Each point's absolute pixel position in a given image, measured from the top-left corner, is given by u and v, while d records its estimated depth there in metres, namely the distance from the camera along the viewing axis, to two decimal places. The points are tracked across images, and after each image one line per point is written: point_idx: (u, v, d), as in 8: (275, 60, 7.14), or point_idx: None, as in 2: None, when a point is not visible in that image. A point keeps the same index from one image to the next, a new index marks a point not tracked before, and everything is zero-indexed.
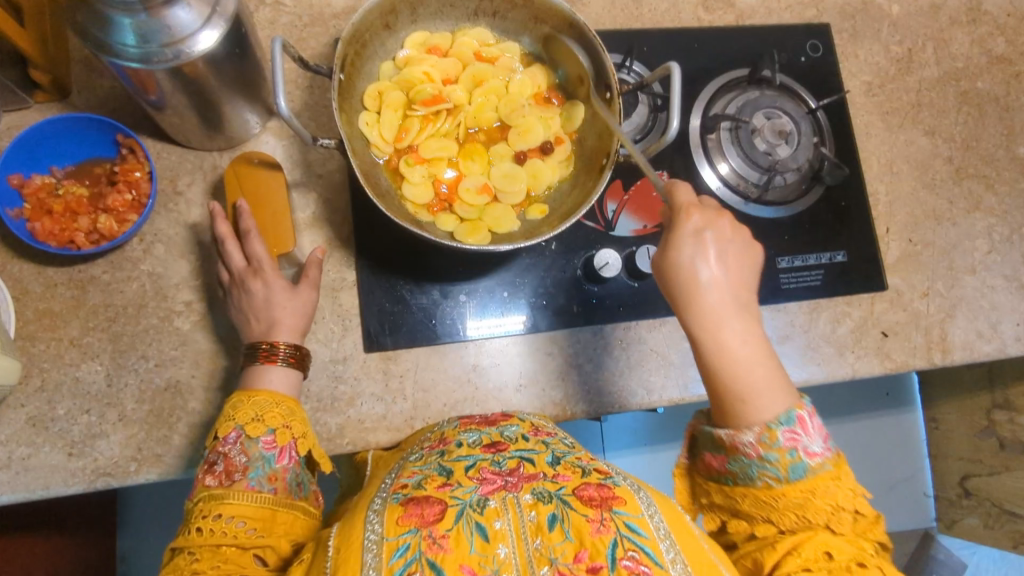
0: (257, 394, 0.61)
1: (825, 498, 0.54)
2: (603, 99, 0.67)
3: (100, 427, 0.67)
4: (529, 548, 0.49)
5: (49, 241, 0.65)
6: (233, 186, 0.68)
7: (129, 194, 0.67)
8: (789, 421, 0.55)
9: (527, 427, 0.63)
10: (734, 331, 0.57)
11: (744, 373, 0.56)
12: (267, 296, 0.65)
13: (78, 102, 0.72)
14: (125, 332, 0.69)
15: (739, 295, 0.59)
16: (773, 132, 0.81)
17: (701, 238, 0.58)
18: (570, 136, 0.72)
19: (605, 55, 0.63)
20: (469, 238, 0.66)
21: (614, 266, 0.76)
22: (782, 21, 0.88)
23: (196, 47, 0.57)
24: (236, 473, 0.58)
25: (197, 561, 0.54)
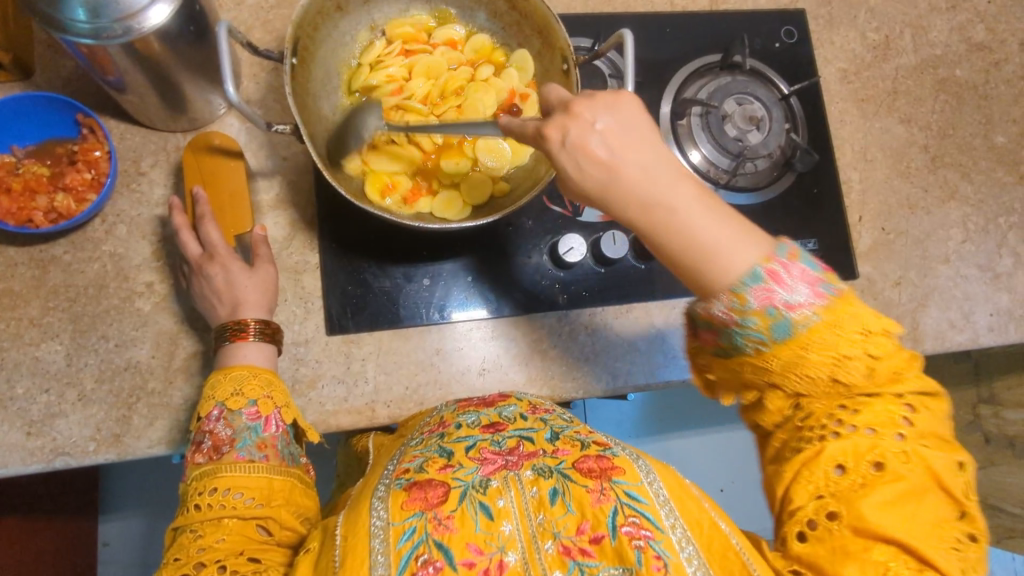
0: (233, 369, 0.62)
1: (822, 350, 0.46)
2: (559, 71, 0.66)
3: (60, 406, 0.67)
4: (533, 524, 0.49)
5: (6, 219, 0.64)
6: (192, 169, 0.68)
7: (88, 173, 0.67)
8: (757, 277, 0.45)
9: (526, 406, 0.62)
10: (670, 208, 0.44)
11: (698, 250, 0.45)
12: (228, 278, 0.65)
13: (41, 82, 0.72)
14: (86, 312, 0.69)
15: (657, 173, 0.43)
16: (744, 118, 0.81)
17: (576, 138, 0.43)
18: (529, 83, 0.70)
19: (559, 24, 0.63)
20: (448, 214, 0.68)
21: (578, 251, 0.75)
22: (757, 7, 0.87)
23: (148, 23, 0.57)
24: (224, 446, 0.59)
25: (200, 537, 0.54)
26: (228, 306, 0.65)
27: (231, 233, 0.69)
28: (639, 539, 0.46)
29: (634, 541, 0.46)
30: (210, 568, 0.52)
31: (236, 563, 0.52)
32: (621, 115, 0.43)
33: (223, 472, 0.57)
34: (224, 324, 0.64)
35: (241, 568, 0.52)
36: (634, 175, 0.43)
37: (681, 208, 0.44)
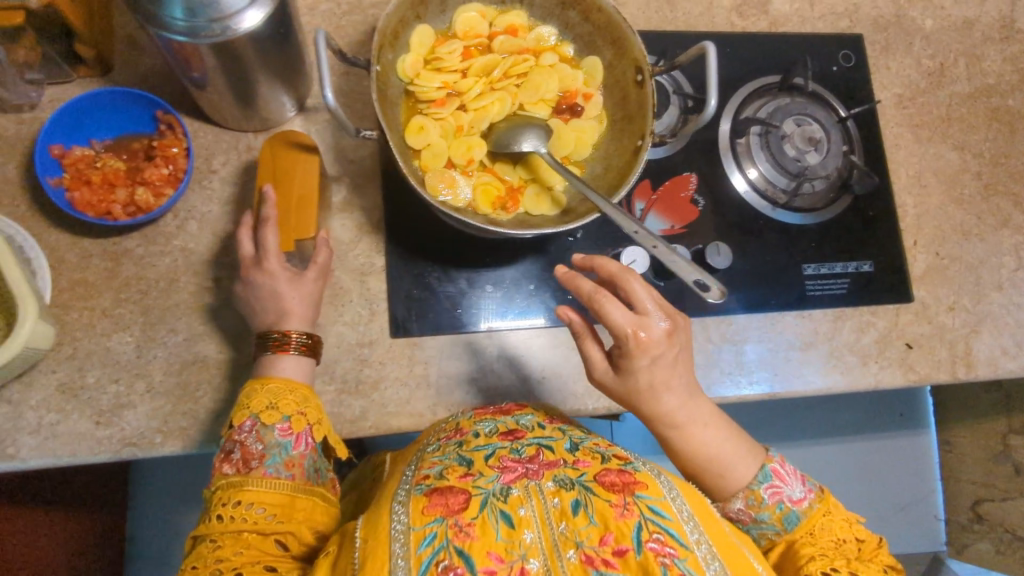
0: (268, 381, 0.63)
1: (823, 535, 0.60)
2: (633, 81, 0.67)
3: (129, 397, 0.68)
4: (555, 532, 0.50)
5: (86, 211, 0.65)
6: (268, 169, 0.69)
7: (166, 168, 0.68)
8: (767, 476, 0.62)
9: (542, 416, 0.64)
10: (695, 422, 0.61)
11: (715, 459, 0.62)
12: (274, 286, 0.66)
13: (119, 78, 0.73)
14: (156, 305, 0.70)
15: (695, 397, 0.61)
16: (803, 139, 0.81)
17: (657, 361, 0.59)
18: (593, 84, 0.70)
19: (636, 36, 0.64)
20: (535, 211, 0.68)
21: (640, 263, 0.76)
22: (815, 30, 0.89)
23: (242, 25, 0.59)
24: (253, 460, 0.60)
25: (219, 548, 0.56)
26: (273, 314, 0.66)
27: (293, 238, 0.68)
28: (665, 556, 0.48)
29: (659, 557, 0.48)
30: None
31: (255, 574, 0.55)
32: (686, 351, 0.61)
33: (252, 483, 0.59)
34: (268, 334, 0.66)
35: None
36: (679, 394, 0.60)
37: (704, 425, 0.62)
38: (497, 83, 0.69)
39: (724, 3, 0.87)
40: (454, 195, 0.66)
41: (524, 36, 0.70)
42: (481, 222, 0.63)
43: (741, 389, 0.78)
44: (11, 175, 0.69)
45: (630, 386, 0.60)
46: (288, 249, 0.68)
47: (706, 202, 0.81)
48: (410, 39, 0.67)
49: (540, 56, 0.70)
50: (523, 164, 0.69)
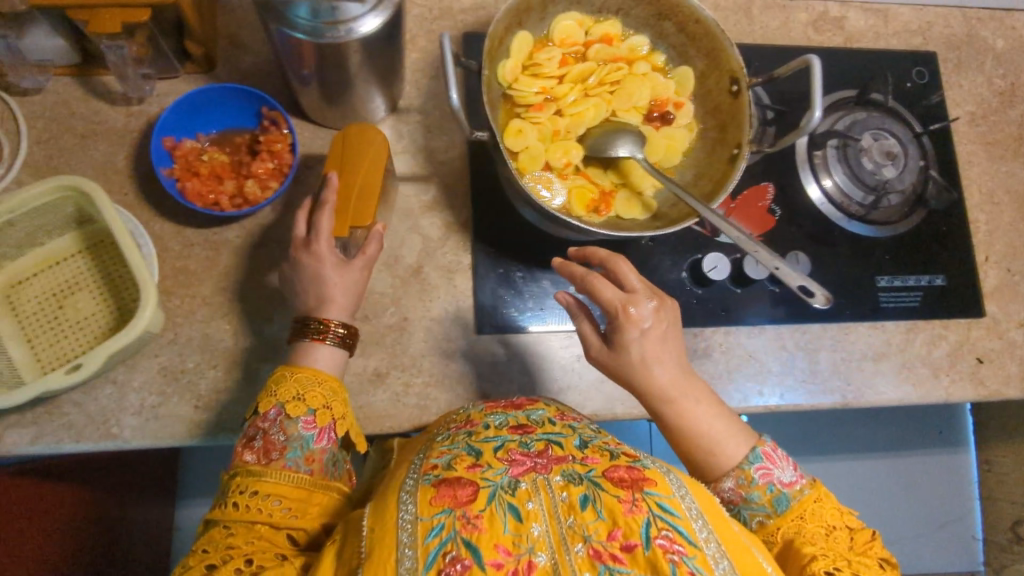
0: (302, 371, 0.61)
1: (814, 520, 0.58)
2: (727, 92, 0.68)
3: (227, 383, 0.70)
4: (563, 526, 0.47)
5: (196, 201, 0.67)
6: (336, 161, 0.67)
7: (272, 162, 0.70)
8: (758, 457, 0.60)
9: (554, 411, 0.62)
10: (687, 399, 0.61)
11: (704, 435, 0.60)
12: (319, 269, 0.64)
13: (221, 75, 0.76)
14: (254, 294, 0.72)
15: (686, 373, 0.62)
16: (881, 153, 0.83)
17: (645, 331, 0.61)
18: (684, 92, 0.72)
19: (734, 48, 0.66)
20: (627, 215, 0.70)
21: (721, 269, 0.78)
22: (890, 47, 0.90)
23: (355, 33, 0.61)
24: (275, 452, 0.57)
25: (231, 536, 0.54)
26: (313, 298, 0.64)
27: (349, 225, 0.66)
28: (673, 554, 0.44)
29: (668, 554, 0.44)
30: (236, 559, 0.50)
31: (264, 557, 0.51)
32: (675, 327, 0.63)
33: (271, 471, 0.56)
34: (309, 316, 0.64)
35: (266, 563, 0.51)
36: (669, 368, 0.61)
37: (693, 402, 0.61)
38: (591, 90, 0.70)
39: (801, 18, 0.89)
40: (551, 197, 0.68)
41: (618, 44, 0.72)
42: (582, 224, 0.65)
43: (814, 397, 0.80)
44: (120, 165, 0.72)
45: (624, 360, 0.61)
46: (344, 234, 0.66)
47: (783, 212, 0.82)
48: (512, 45, 0.68)
49: (633, 65, 0.72)
50: (614, 169, 0.71)
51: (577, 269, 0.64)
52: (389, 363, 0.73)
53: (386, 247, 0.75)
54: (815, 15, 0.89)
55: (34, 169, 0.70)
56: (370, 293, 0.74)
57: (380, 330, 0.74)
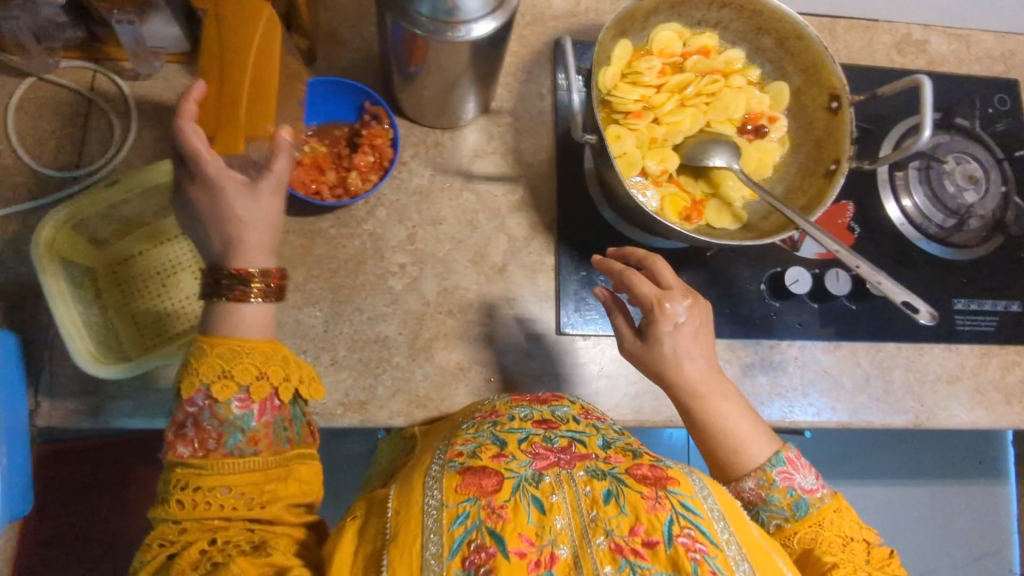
0: (221, 343, 0.52)
1: (834, 529, 0.56)
2: (824, 108, 0.69)
3: (315, 368, 0.71)
4: (585, 519, 0.48)
5: (299, 189, 0.69)
6: (210, 65, 0.58)
7: (372, 156, 0.71)
8: (781, 461, 0.58)
9: (579, 410, 0.63)
10: (716, 395, 0.61)
11: (730, 431, 0.59)
12: (215, 200, 0.53)
13: (321, 68, 0.77)
14: (344, 284, 0.73)
15: (716, 371, 0.62)
16: (964, 177, 0.84)
17: (679, 326, 0.61)
18: (777, 107, 0.73)
19: (837, 65, 0.67)
20: (717, 224, 0.71)
21: (803, 282, 0.80)
22: (972, 72, 0.90)
23: (469, 35, 0.61)
24: (211, 441, 0.50)
25: (183, 533, 0.47)
26: (219, 243, 0.54)
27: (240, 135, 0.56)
28: (695, 552, 0.46)
29: (690, 553, 0.46)
30: (200, 540, 0.47)
31: (230, 533, 0.47)
32: (708, 326, 0.63)
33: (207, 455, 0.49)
34: (219, 269, 0.54)
35: (234, 537, 0.47)
36: (699, 363, 0.61)
37: (721, 399, 0.61)
38: (686, 100, 0.71)
39: (885, 40, 0.90)
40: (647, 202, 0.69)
41: (714, 57, 0.73)
42: (680, 230, 0.66)
43: (888, 416, 0.79)
44: None
45: (655, 353, 0.61)
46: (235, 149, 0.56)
47: (862, 230, 0.84)
48: (614, 52, 0.68)
49: (727, 79, 0.73)
50: (704, 179, 0.72)
51: (615, 265, 0.65)
52: (472, 359, 0.74)
53: (474, 244, 0.77)
54: (899, 37, 0.90)
55: (142, 151, 0.72)
56: (456, 289, 0.75)
57: (464, 325, 0.75)
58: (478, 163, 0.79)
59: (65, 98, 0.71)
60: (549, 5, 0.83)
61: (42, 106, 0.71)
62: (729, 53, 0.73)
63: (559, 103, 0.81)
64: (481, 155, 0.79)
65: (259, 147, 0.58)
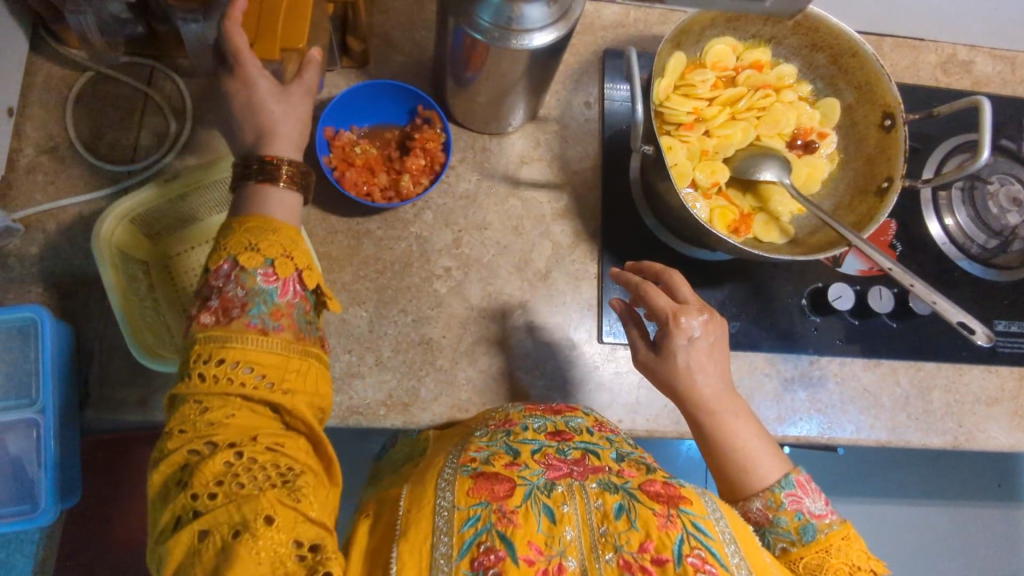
0: (250, 221, 0.49)
1: (839, 557, 0.52)
2: (877, 125, 0.70)
3: (359, 368, 0.71)
4: (595, 534, 0.49)
5: (350, 190, 0.70)
6: None
7: (424, 159, 0.72)
8: (790, 484, 0.54)
9: (592, 422, 0.63)
10: (729, 412, 0.56)
11: (741, 451, 0.55)
12: (251, 97, 0.53)
13: (373, 71, 0.78)
14: (390, 285, 0.74)
15: (728, 386, 0.57)
16: (1008, 199, 0.84)
17: (694, 341, 0.57)
18: (827, 124, 0.74)
19: (893, 83, 0.67)
20: (765, 238, 0.71)
21: (846, 298, 0.79)
22: (1017, 93, 0.90)
23: (530, 44, 0.62)
24: (234, 310, 0.47)
25: (207, 412, 0.45)
26: (250, 134, 0.53)
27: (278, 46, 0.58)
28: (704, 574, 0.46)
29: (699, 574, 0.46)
30: (224, 450, 0.43)
31: (256, 449, 0.43)
32: (722, 342, 0.59)
33: (231, 334, 0.46)
34: (250, 156, 0.52)
35: (259, 458, 0.43)
36: (712, 378, 0.57)
37: (734, 417, 0.56)
38: (738, 114, 0.72)
39: (930, 59, 0.90)
40: (697, 213, 0.69)
41: (766, 72, 0.74)
42: (732, 242, 0.66)
43: (926, 436, 0.79)
44: None
45: (666, 366, 0.57)
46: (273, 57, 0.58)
47: (904, 248, 0.83)
48: (668, 63, 0.68)
49: (779, 94, 0.74)
50: (753, 193, 0.72)
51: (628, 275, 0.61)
52: (514, 364, 0.74)
53: (518, 250, 0.77)
54: (944, 57, 0.90)
55: (196, 147, 0.73)
56: (500, 294, 0.76)
57: (507, 330, 0.75)
58: (524, 170, 0.79)
59: (123, 92, 0.73)
60: (598, 15, 0.84)
61: (99, 100, 0.72)
62: (781, 70, 0.74)
63: (606, 112, 0.81)
64: (528, 161, 0.79)
65: (292, 59, 0.60)
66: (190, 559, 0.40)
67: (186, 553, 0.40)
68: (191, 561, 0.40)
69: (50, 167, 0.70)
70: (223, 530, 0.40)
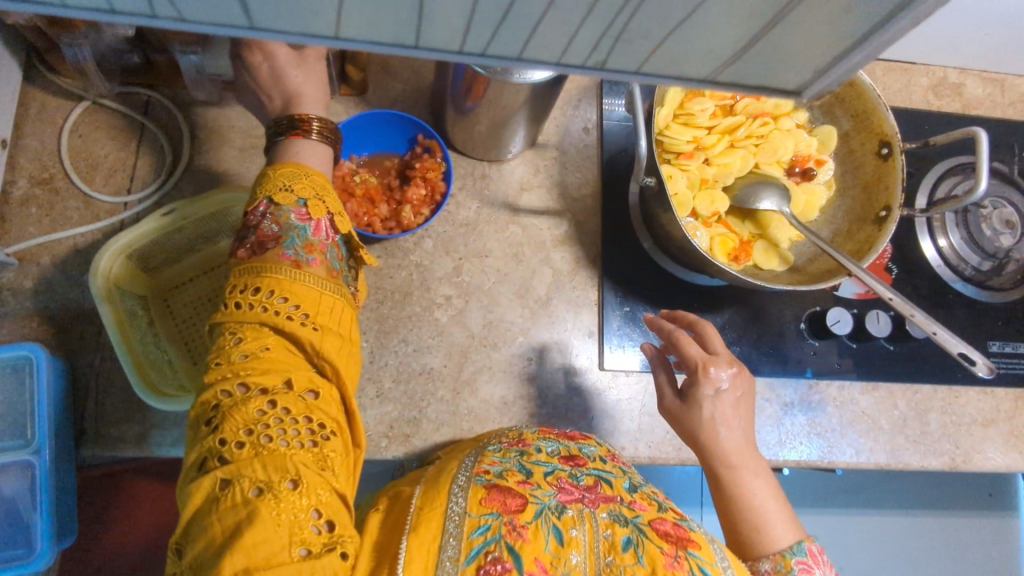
0: (287, 164, 0.51)
1: None
2: (874, 154, 0.70)
3: (359, 400, 0.70)
4: (601, 563, 0.48)
5: (351, 221, 0.70)
6: None
7: (425, 190, 0.72)
8: (802, 552, 0.53)
9: (605, 450, 0.63)
10: (751, 468, 0.57)
11: (755, 509, 0.56)
12: (274, 69, 0.52)
13: (372, 99, 0.78)
14: (390, 315, 0.73)
15: (750, 443, 0.58)
16: (1001, 221, 0.86)
17: (720, 393, 0.59)
18: (824, 152, 0.75)
19: (889, 113, 0.67)
20: (765, 265, 0.72)
21: (844, 323, 0.79)
22: (1005, 116, 0.92)
23: (525, 78, 0.60)
24: (269, 243, 0.48)
25: (241, 342, 0.45)
26: (279, 101, 0.54)
27: None
28: None
29: None
30: (258, 398, 0.43)
31: (290, 400, 0.44)
32: (749, 399, 0.61)
33: (266, 266, 0.47)
34: (281, 118, 0.53)
35: (294, 409, 0.44)
36: (735, 433, 0.58)
37: (754, 475, 0.57)
38: (738, 141, 0.72)
39: (921, 82, 0.91)
40: (699, 242, 0.69)
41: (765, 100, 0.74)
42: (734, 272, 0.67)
43: (924, 458, 0.80)
44: None
45: (691, 416, 0.60)
46: None
47: (900, 271, 0.84)
48: (668, 93, 0.68)
49: (777, 121, 0.74)
50: (752, 220, 0.73)
51: (662, 324, 0.64)
52: (517, 393, 0.74)
53: (519, 277, 0.77)
54: (934, 80, 0.91)
55: (194, 177, 0.72)
56: (501, 322, 0.75)
57: (508, 358, 0.75)
58: (524, 197, 0.79)
59: (120, 121, 0.72)
60: None
61: (96, 130, 0.71)
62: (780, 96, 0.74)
63: (604, 138, 0.81)
64: (527, 188, 0.80)
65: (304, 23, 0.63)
66: (209, 506, 0.40)
67: (207, 499, 0.40)
68: (209, 508, 0.40)
69: (45, 199, 0.69)
70: (245, 484, 0.40)
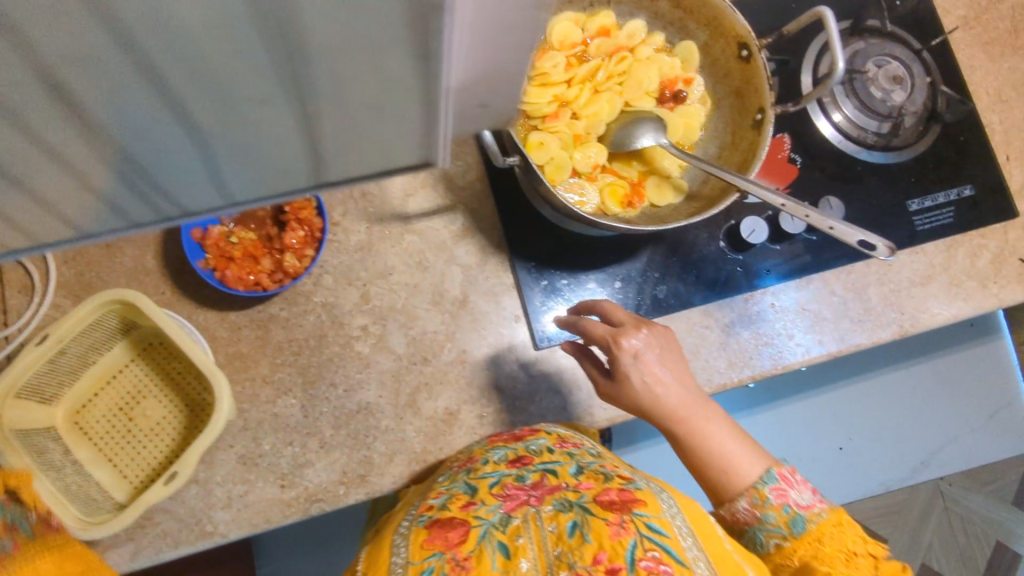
0: None
1: (833, 544, 0.55)
2: (735, 58, 0.68)
3: (306, 456, 0.69)
4: (550, 555, 0.49)
5: (237, 286, 0.68)
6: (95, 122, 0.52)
7: (303, 231, 0.69)
8: (773, 477, 0.58)
9: (555, 438, 0.61)
10: (699, 416, 0.60)
11: (716, 454, 0.59)
12: None
13: None
14: (311, 363, 0.72)
15: (690, 391, 0.60)
16: (889, 79, 0.84)
17: (640, 357, 0.59)
18: (689, 69, 0.73)
19: (735, 14, 0.64)
20: (659, 202, 0.70)
21: (759, 232, 0.79)
22: None
23: None
24: None
25: None
26: None
27: None
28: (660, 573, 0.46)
29: None
30: None
31: None
32: (671, 348, 0.61)
33: None
34: None
35: None
36: (673, 389, 0.59)
37: (704, 423, 0.60)
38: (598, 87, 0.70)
39: None
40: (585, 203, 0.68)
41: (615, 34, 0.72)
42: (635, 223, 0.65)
43: (873, 334, 0.80)
44: (149, 266, 0.71)
45: (626, 389, 0.60)
46: None
47: (803, 158, 0.83)
48: None
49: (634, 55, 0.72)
50: (637, 160, 0.71)
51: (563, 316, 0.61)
52: (460, 399, 0.73)
53: (429, 285, 0.75)
54: None
55: (68, 289, 0.69)
56: (424, 335, 0.74)
57: (442, 369, 0.73)
58: (411, 202, 0.76)
59: None
60: None
61: None
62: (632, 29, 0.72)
63: None
64: (411, 193, 0.76)
65: None
66: None
67: None
68: None
69: None
70: None
